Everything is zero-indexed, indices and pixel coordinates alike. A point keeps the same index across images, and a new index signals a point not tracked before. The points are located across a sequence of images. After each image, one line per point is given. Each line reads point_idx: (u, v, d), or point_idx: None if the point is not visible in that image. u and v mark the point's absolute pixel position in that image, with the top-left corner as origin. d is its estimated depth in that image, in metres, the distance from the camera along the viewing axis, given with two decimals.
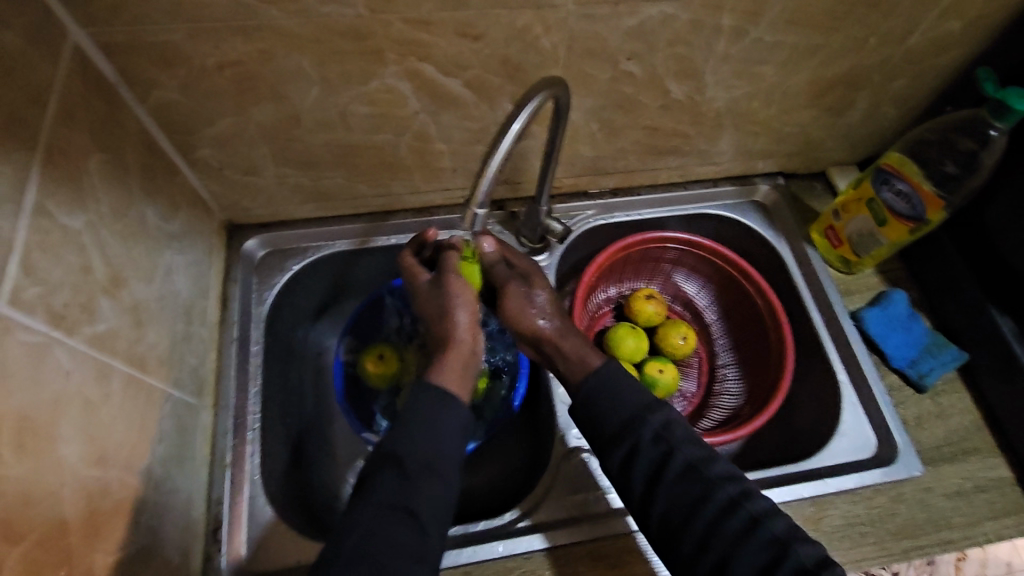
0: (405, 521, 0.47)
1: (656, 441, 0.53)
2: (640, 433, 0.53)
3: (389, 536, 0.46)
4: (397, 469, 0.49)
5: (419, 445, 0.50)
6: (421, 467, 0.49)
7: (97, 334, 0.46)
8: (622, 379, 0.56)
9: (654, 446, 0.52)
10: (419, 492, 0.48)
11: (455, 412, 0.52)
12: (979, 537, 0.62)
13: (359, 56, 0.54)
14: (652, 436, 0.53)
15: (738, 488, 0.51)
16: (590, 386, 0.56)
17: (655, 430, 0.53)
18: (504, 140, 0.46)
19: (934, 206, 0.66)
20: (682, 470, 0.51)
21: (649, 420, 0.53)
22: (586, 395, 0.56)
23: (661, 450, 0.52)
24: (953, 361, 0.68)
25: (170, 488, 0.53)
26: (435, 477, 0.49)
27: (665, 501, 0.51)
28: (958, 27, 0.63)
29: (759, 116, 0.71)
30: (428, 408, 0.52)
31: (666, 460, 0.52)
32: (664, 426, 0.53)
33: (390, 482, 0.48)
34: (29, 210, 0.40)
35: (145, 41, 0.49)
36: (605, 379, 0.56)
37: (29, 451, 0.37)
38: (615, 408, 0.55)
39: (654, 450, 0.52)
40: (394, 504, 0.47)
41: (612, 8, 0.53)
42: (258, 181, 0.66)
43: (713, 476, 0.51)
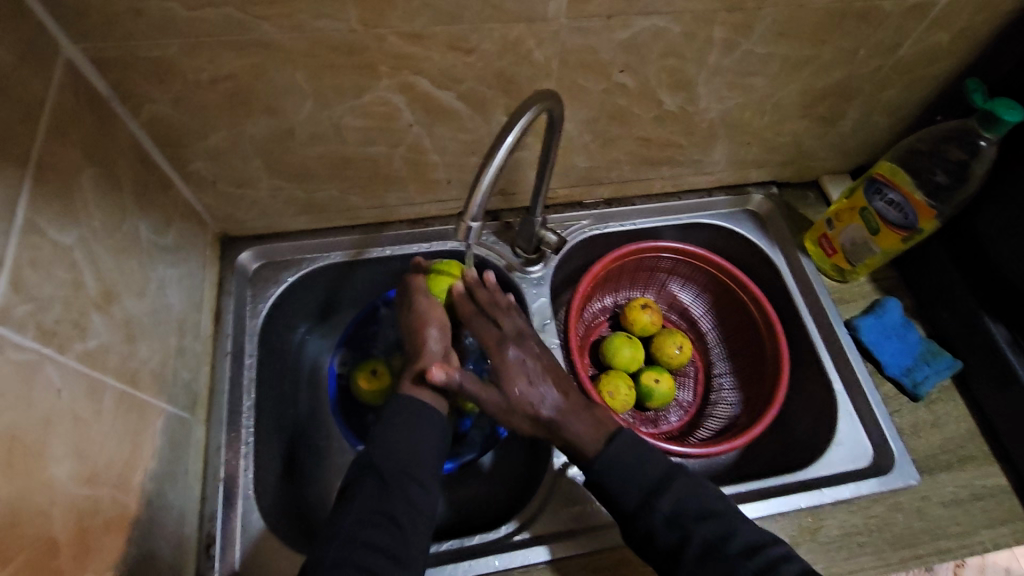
0: (385, 526, 0.49)
1: (670, 524, 0.52)
2: (653, 517, 0.52)
3: (372, 541, 0.48)
4: (377, 477, 0.51)
5: (397, 453, 0.52)
6: (397, 474, 0.51)
7: (89, 351, 0.45)
8: (634, 453, 0.55)
9: (669, 529, 0.52)
10: (396, 498, 0.50)
11: (431, 421, 0.55)
12: (976, 545, 0.61)
13: (353, 70, 0.54)
14: (665, 517, 0.52)
15: (761, 562, 0.50)
16: (605, 459, 0.54)
17: (667, 513, 0.52)
18: (497, 154, 0.46)
19: (926, 215, 0.66)
20: (701, 551, 0.51)
21: (659, 504, 0.53)
22: (598, 478, 0.54)
23: (677, 533, 0.51)
24: (948, 370, 0.69)
25: (161, 505, 0.53)
26: (413, 484, 0.51)
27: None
28: (947, 38, 0.63)
29: (751, 126, 0.71)
30: (402, 418, 0.54)
31: (684, 543, 0.51)
32: (676, 508, 0.53)
33: (370, 489, 0.50)
34: (21, 226, 0.40)
35: (139, 57, 0.49)
36: (615, 461, 0.54)
37: (19, 470, 0.37)
38: (629, 486, 0.54)
39: (671, 532, 0.52)
40: (376, 510, 0.49)
41: (603, 22, 0.54)
42: (252, 193, 0.66)
43: (732, 553, 0.51)
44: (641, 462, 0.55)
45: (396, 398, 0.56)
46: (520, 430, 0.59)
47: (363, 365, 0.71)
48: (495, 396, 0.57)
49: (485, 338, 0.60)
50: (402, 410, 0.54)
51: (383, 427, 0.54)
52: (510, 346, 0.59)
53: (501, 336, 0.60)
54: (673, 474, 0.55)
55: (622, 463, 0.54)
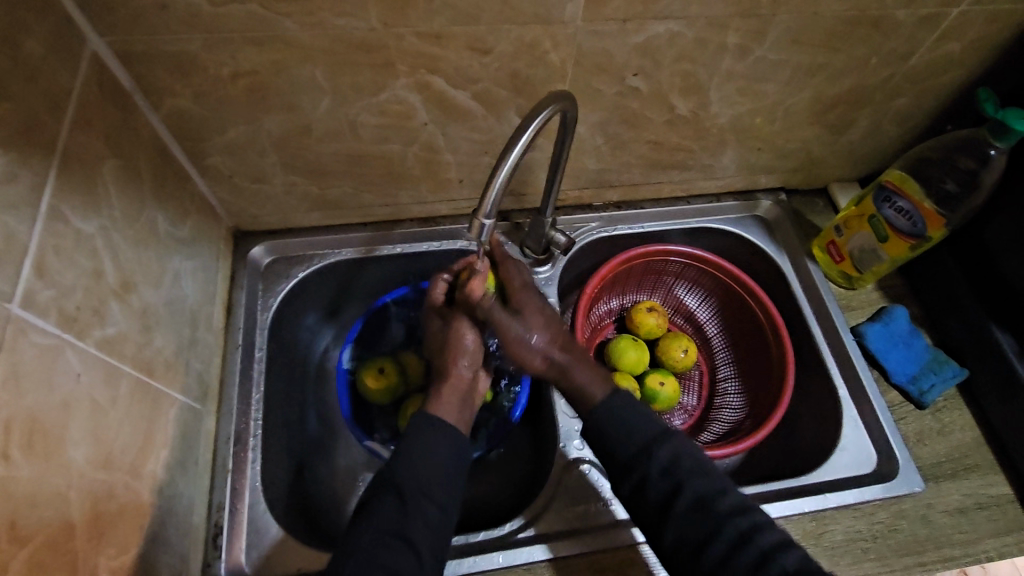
0: (401, 547, 0.49)
1: (663, 474, 0.52)
2: (648, 467, 0.53)
3: (385, 562, 0.48)
4: (397, 496, 0.51)
5: (418, 472, 0.52)
6: (416, 494, 0.51)
7: (107, 338, 0.46)
8: (634, 412, 0.56)
9: (661, 480, 0.52)
10: (415, 518, 0.50)
11: (450, 441, 0.54)
12: (980, 554, 0.61)
13: (371, 68, 0.55)
14: (659, 469, 0.52)
15: (750, 521, 0.50)
16: (604, 411, 0.56)
17: (662, 464, 0.52)
18: (513, 153, 0.47)
19: (934, 223, 0.66)
20: (694, 502, 0.51)
21: (655, 454, 0.53)
22: (595, 424, 0.56)
23: (669, 484, 0.52)
24: (953, 378, 0.69)
25: (172, 493, 0.54)
26: (431, 504, 0.51)
27: (676, 531, 0.51)
28: (958, 49, 0.64)
29: (762, 132, 0.72)
30: (426, 437, 0.54)
31: (675, 494, 0.51)
32: (671, 460, 0.53)
33: (390, 509, 0.50)
34: (45, 213, 0.40)
35: (163, 51, 0.50)
36: (615, 411, 0.56)
37: (38, 453, 0.37)
38: (627, 437, 0.54)
39: (663, 483, 0.52)
40: (392, 531, 0.49)
41: (619, 25, 0.54)
42: (267, 188, 0.67)
43: (724, 508, 0.51)
44: (640, 419, 0.56)
45: (418, 413, 0.56)
46: (533, 369, 0.61)
47: (369, 365, 0.71)
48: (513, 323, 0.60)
49: (511, 278, 0.63)
50: (424, 430, 0.54)
51: (403, 447, 0.54)
52: (533, 289, 0.63)
53: (526, 281, 0.64)
54: (671, 432, 0.55)
55: (623, 419, 0.55)
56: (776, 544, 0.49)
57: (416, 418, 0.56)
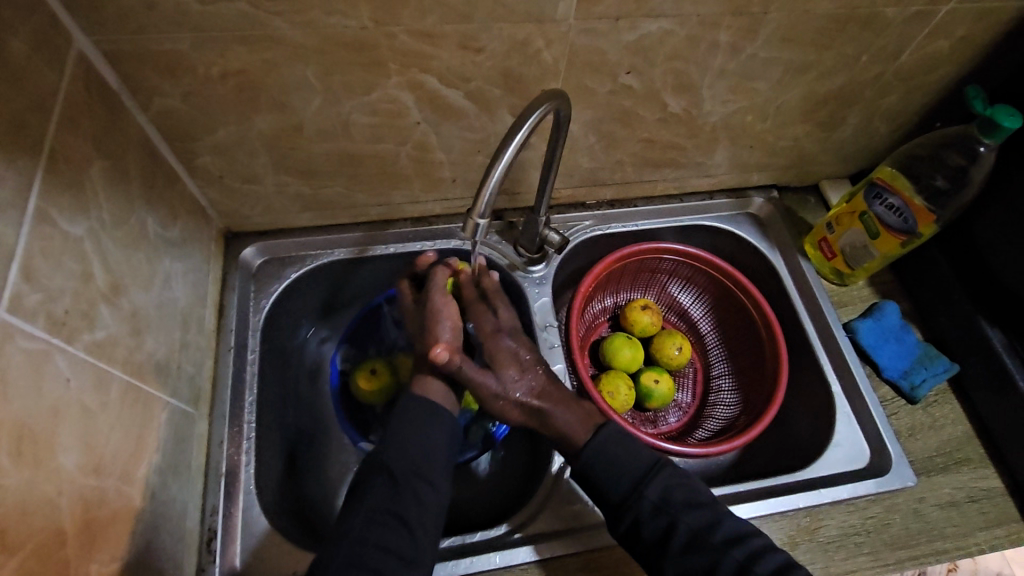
0: (395, 526, 0.49)
1: (656, 512, 0.53)
2: (640, 507, 0.54)
3: (380, 541, 0.48)
4: (389, 478, 0.51)
5: (409, 453, 0.52)
6: (408, 475, 0.51)
7: (96, 342, 0.45)
8: (619, 449, 0.56)
9: (655, 520, 0.53)
10: (407, 499, 0.50)
11: (442, 423, 0.54)
12: (971, 547, 0.62)
13: (363, 67, 0.54)
14: (652, 507, 0.54)
15: (744, 551, 0.51)
16: (589, 452, 0.56)
17: (654, 502, 0.54)
18: (506, 152, 0.47)
19: (925, 219, 0.67)
20: (687, 539, 0.52)
21: (646, 492, 0.54)
22: (584, 467, 0.56)
23: (663, 522, 0.53)
24: (944, 373, 0.69)
25: (165, 498, 0.53)
26: (423, 483, 0.51)
27: (675, 569, 0.52)
28: (947, 46, 0.64)
29: (754, 130, 0.72)
30: (414, 418, 0.54)
31: (670, 530, 0.52)
32: (663, 496, 0.54)
33: (382, 490, 0.50)
34: (32, 216, 0.40)
35: (151, 50, 0.49)
36: (602, 450, 0.56)
37: (27, 459, 0.37)
38: (616, 476, 0.55)
39: (656, 522, 0.53)
40: (386, 510, 0.50)
41: (611, 23, 0.54)
42: (258, 188, 0.66)
43: (717, 541, 0.52)
44: (626, 454, 0.56)
45: (408, 396, 0.56)
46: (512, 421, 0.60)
47: (361, 367, 0.71)
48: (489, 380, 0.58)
49: (483, 325, 0.61)
50: (411, 411, 0.54)
51: (392, 428, 0.54)
52: (506, 335, 0.61)
53: (498, 325, 0.62)
54: (660, 464, 0.56)
55: (609, 455, 0.56)
56: (774, 569, 0.50)
57: (403, 399, 0.56)
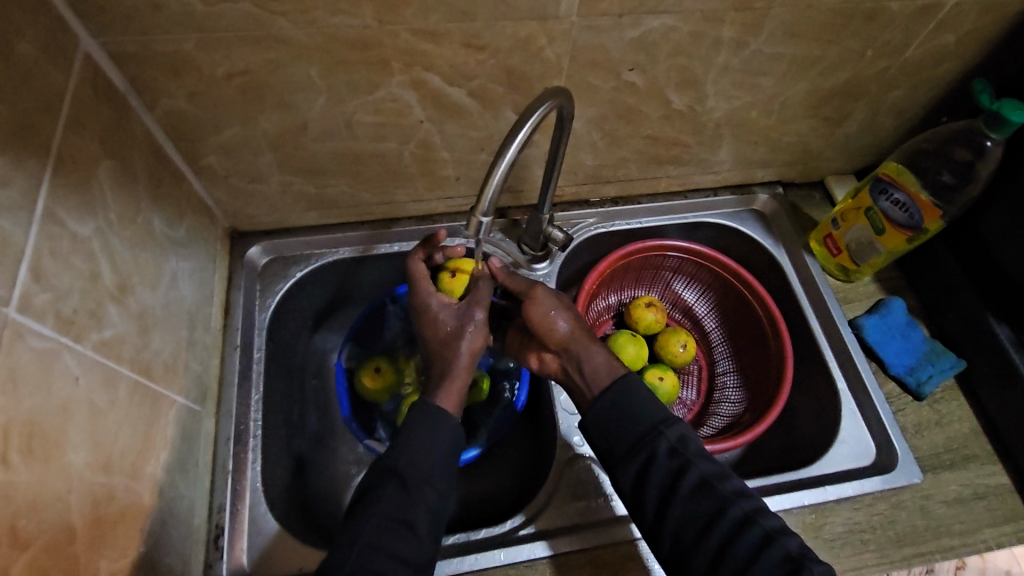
0: (403, 532, 0.49)
1: (672, 454, 0.54)
2: (654, 450, 0.54)
3: (388, 548, 0.48)
4: (398, 482, 0.51)
5: (419, 459, 0.52)
6: (419, 480, 0.51)
7: (104, 341, 0.46)
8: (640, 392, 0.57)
9: (669, 460, 0.53)
10: (416, 505, 0.50)
11: (450, 427, 0.54)
12: (978, 543, 0.62)
13: (366, 66, 0.54)
14: (668, 449, 0.54)
15: (751, 503, 0.52)
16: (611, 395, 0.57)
17: (671, 443, 0.54)
18: (510, 150, 0.47)
19: (931, 215, 0.66)
20: (697, 484, 0.52)
21: (665, 433, 0.55)
22: (602, 408, 0.57)
23: (677, 463, 0.53)
24: (951, 369, 0.69)
25: (173, 495, 0.53)
26: (431, 489, 0.51)
27: (681, 510, 0.52)
28: (953, 40, 0.64)
29: (758, 126, 0.72)
30: (425, 425, 0.54)
31: (681, 473, 0.53)
32: (680, 441, 0.55)
33: (392, 495, 0.50)
34: (40, 217, 0.40)
35: (157, 51, 0.50)
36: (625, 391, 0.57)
37: (38, 456, 0.37)
38: (639, 415, 0.56)
39: (670, 463, 0.53)
40: (393, 516, 0.49)
41: (614, 20, 0.54)
42: (262, 188, 0.67)
43: (727, 490, 0.52)
44: (645, 402, 0.57)
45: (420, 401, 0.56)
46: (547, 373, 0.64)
47: (366, 366, 0.71)
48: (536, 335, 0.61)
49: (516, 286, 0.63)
50: (425, 417, 0.54)
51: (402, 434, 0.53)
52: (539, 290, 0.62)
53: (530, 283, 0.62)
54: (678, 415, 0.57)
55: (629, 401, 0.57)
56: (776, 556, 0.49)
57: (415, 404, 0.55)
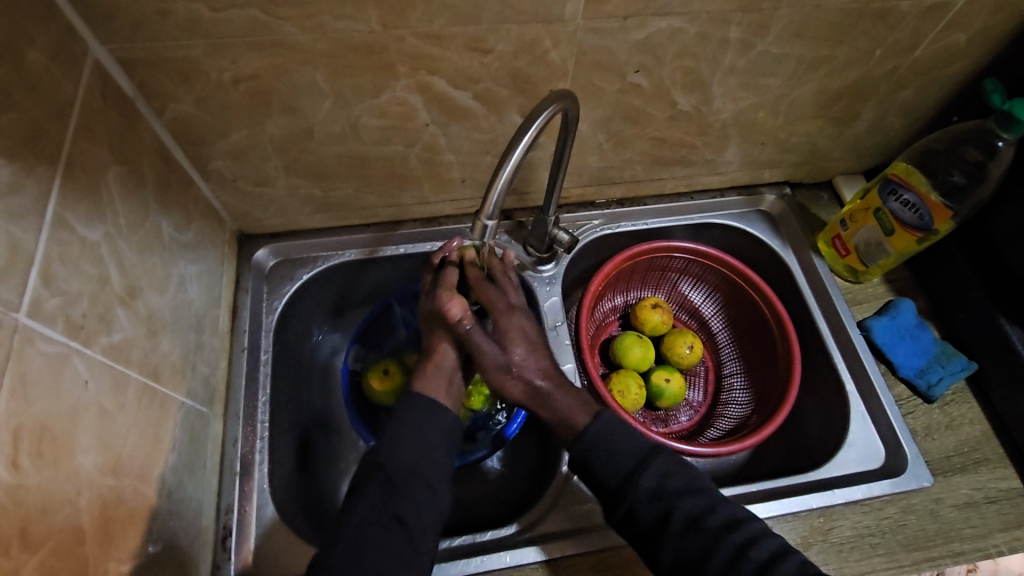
0: (391, 526, 0.49)
1: (652, 499, 0.53)
2: (635, 494, 0.53)
3: (381, 545, 0.48)
4: (384, 479, 0.51)
5: (405, 454, 0.52)
6: (405, 475, 0.51)
7: (114, 344, 0.46)
8: (612, 435, 0.56)
9: (651, 505, 0.52)
10: (404, 499, 0.50)
11: (439, 418, 0.55)
12: (990, 548, 0.61)
13: (372, 70, 0.55)
14: (647, 494, 0.53)
15: (741, 535, 0.51)
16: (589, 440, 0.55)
17: (650, 489, 0.53)
18: (515, 153, 0.47)
19: (941, 216, 0.66)
20: (684, 523, 0.51)
21: (642, 481, 0.53)
22: (581, 456, 0.55)
23: (660, 508, 0.52)
24: (962, 371, 0.68)
25: (181, 496, 0.54)
26: (421, 486, 0.51)
27: (671, 552, 0.51)
28: (964, 38, 0.63)
29: (765, 126, 0.71)
30: (415, 421, 0.54)
31: (666, 515, 0.52)
32: (659, 484, 0.53)
33: (376, 496, 0.50)
34: (51, 222, 0.41)
35: (165, 57, 0.50)
36: (602, 435, 0.55)
37: (47, 459, 0.38)
38: (612, 462, 0.54)
39: (654, 508, 0.52)
40: (383, 512, 0.49)
41: (620, 22, 0.54)
42: (269, 191, 0.67)
43: (714, 525, 0.51)
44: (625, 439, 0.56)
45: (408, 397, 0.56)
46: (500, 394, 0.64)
47: (373, 367, 0.72)
48: (496, 352, 0.58)
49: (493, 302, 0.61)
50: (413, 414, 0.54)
51: (390, 429, 0.54)
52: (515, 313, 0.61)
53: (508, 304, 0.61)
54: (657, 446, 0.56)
55: (606, 443, 0.55)
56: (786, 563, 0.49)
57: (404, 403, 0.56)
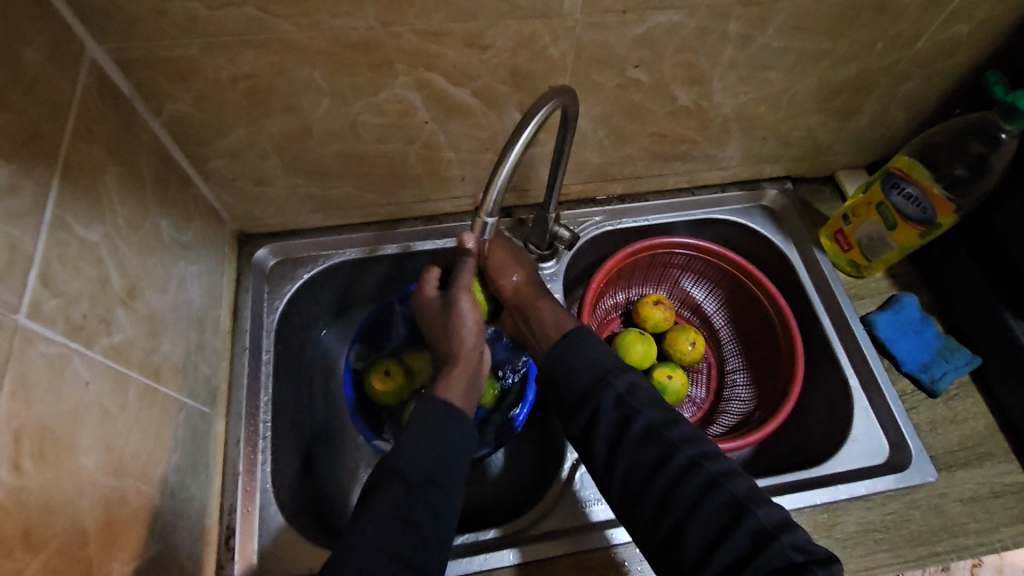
0: (408, 533, 0.49)
1: (618, 405, 0.55)
2: (602, 398, 0.56)
3: (392, 547, 0.48)
4: (402, 482, 0.51)
5: (422, 459, 0.52)
6: (422, 479, 0.51)
7: (114, 345, 0.46)
8: (590, 344, 0.59)
9: (614, 410, 0.55)
10: (420, 504, 0.50)
11: (456, 429, 0.55)
12: (994, 543, 0.61)
13: (370, 68, 0.54)
14: (613, 400, 0.55)
15: (697, 449, 0.53)
16: (564, 346, 0.60)
17: (618, 393, 0.56)
18: (514, 149, 0.47)
19: (944, 210, 0.65)
20: (644, 431, 0.54)
21: (612, 383, 0.56)
22: (558, 357, 0.59)
23: (624, 414, 0.55)
24: (965, 365, 0.68)
25: (184, 497, 0.54)
26: (436, 490, 0.52)
27: (626, 460, 0.53)
28: (966, 30, 0.63)
29: (767, 120, 0.71)
30: (435, 427, 0.55)
31: (629, 421, 0.54)
32: (628, 390, 0.56)
33: (394, 494, 0.50)
34: (49, 223, 0.41)
35: (163, 57, 0.50)
36: (579, 343, 0.59)
37: (49, 461, 0.37)
38: (585, 367, 0.58)
39: (618, 413, 0.55)
40: (399, 517, 0.49)
41: (619, 17, 0.54)
42: (269, 190, 0.67)
43: (673, 437, 0.53)
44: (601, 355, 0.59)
45: (428, 400, 0.57)
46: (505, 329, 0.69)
47: (377, 367, 0.72)
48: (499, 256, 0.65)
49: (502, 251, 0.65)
50: (432, 419, 0.55)
51: (408, 432, 0.54)
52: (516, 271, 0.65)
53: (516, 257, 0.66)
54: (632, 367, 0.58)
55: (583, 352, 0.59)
56: None
57: (423, 405, 0.56)
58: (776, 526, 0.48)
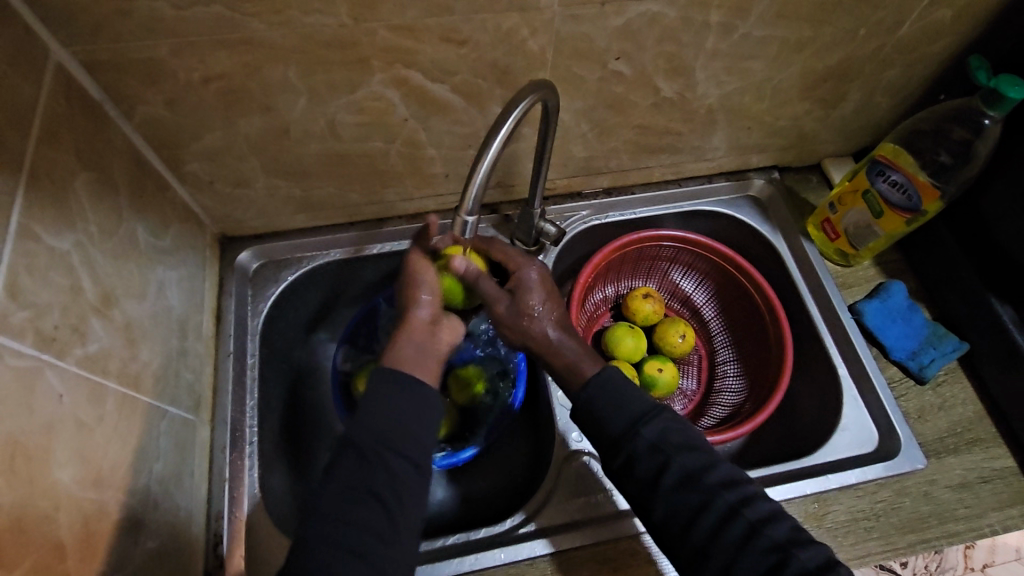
0: (371, 504, 0.46)
1: (652, 452, 0.52)
2: (635, 445, 0.53)
3: (356, 521, 0.46)
4: (355, 451, 0.48)
5: (376, 426, 0.49)
6: (378, 446, 0.48)
7: (89, 355, 0.45)
8: (617, 386, 0.56)
9: (650, 459, 0.52)
10: (379, 473, 0.47)
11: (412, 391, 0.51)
12: (984, 527, 0.61)
13: (345, 65, 0.53)
14: (647, 446, 0.53)
15: (737, 494, 0.50)
16: (587, 394, 0.56)
17: (652, 440, 0.53)
18: (492, 146, 0.46)
19: (929, 197, 0.65)
20: (679, 480, 0.51)
21: (643, 432, 0.53)
22: (586, 402, 0.56)
23: (658, 461, 0.52)
24: (954, 352, 0.68)
25: (169, 506, 0.53)
26: (397, 457, 0.48)
27: (664, 508, 0.51)
28: (949, 15, 0.62)
29: (751, 110, 0.70)
30: (386, 391, 0.50)
31: (664, 470, 0.51)
32: (660, 437, 0.53)
33: (349, 464, 0.48)
34: (15, 233, 0.39)
35: (130, 58, 0.49)
36: (607, 385, 0.56)
37: (22, 476, 0.37)
38: (615, 413, 0.55)
39: (653, 460, 0.52)
40: (359, 488, 0.47)
41: (597, 8, 0.53)
42: (249, 192, 0.66)
43: (711, 483, 0.51)
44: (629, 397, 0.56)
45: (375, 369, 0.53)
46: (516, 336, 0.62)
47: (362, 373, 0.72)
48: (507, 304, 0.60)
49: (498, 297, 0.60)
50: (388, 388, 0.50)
51: (365, 398, 0.50)
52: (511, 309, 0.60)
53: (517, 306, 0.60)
54: (661, 407, 0.55)
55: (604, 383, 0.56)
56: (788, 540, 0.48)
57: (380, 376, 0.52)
58: (823, 567, 0.46)
